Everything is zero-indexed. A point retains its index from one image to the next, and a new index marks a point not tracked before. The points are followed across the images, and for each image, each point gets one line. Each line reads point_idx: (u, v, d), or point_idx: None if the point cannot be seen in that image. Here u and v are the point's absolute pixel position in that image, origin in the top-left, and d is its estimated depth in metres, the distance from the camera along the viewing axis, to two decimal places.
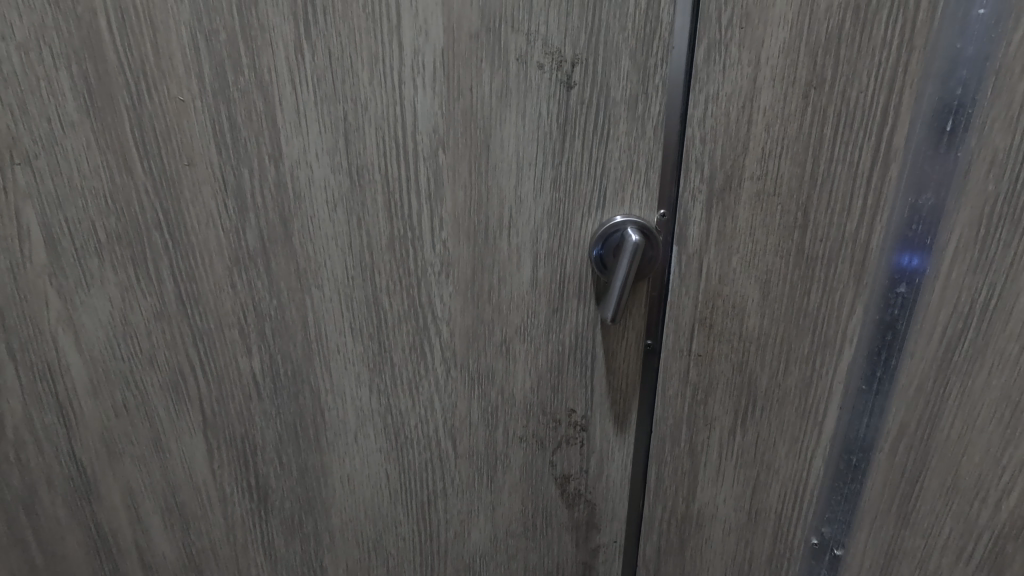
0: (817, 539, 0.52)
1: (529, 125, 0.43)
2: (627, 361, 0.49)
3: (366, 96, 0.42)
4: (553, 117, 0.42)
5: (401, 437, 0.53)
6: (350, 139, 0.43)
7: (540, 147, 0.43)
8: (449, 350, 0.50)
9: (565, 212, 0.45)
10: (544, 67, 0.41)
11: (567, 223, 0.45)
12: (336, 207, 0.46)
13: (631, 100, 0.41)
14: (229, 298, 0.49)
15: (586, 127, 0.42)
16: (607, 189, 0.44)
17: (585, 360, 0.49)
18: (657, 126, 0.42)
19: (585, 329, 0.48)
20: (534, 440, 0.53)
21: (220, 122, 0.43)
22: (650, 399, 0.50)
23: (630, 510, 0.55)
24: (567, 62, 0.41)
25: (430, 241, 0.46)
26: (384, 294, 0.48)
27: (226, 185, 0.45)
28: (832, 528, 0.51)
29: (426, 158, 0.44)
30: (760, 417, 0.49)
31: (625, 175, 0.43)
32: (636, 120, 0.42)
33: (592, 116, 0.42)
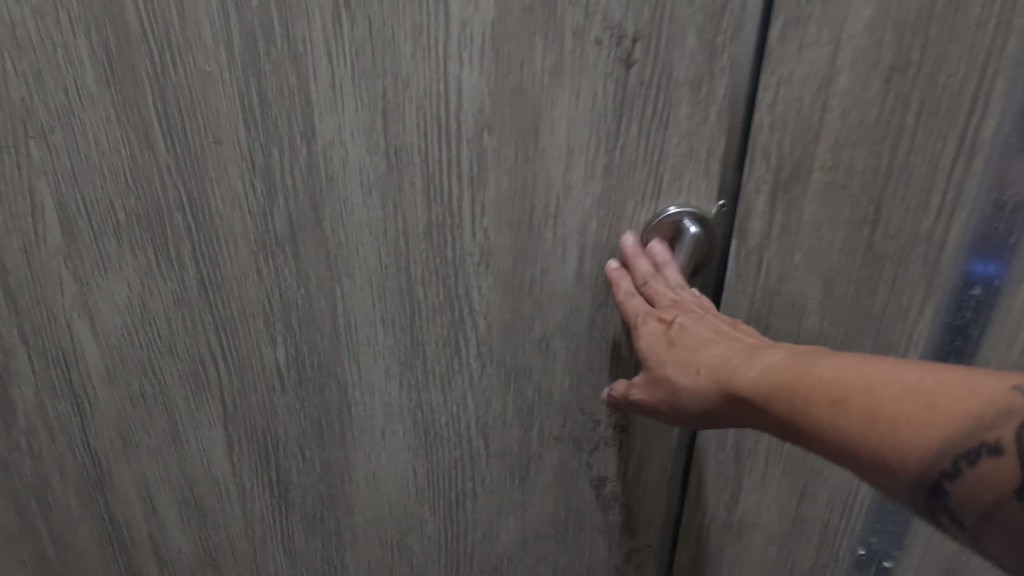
0: (864, 550, 0.51)
1: (583, 107, 0.39)
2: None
3: (408, 72, 0.39)
4: (609, 99, 0.39)
5: (430, 435, 0.51)
6: (388, 118, 0.40)
7: (593, 131, 0.40)
8: (485, 345, 0.47)
9: (616, 201, 0.42)
10: (602, 43, 0.38)
11: (618, 214, 0.42)
12: (370, 191, 0.43)
13: (695, 82, 0.38)
14: (253, 286, 0.46)
15: (644, 110, 0.39)
16: (663, 178, 0.41)
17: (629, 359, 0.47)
18: (722, 110, 0.39)
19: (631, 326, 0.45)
20: (570, 440, 0.50)
21: (249, 97, 0.40)
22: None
23: (666, 516, 0.53)
24: (627, 39, 0.38)
25: (470, 229, 0.43)
26: (419, 285, 0.45)
27: (254, 165, 0.42)
28: (881, 539, 0.50)
29: (469, 140, 0.41)
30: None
31: (683, 162, 0.40)
32: (698, 104, 0.39)
33: (651, 98, 0.39)
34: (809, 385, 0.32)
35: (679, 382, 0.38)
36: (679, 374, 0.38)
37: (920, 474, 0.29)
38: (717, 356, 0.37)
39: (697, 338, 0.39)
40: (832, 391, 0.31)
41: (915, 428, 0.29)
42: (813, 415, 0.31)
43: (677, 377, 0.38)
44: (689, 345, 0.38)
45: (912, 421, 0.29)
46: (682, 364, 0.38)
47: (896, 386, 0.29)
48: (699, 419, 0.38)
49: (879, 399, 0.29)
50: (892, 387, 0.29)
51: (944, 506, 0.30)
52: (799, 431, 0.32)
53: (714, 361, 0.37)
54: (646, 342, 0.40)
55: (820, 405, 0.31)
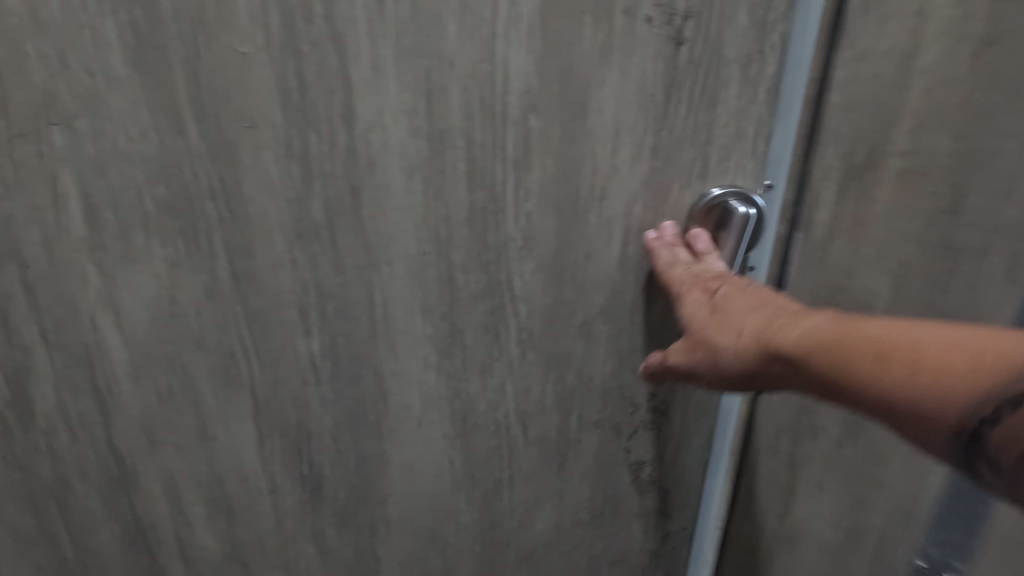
0: (923, 562, 0.51)
1: (632, 87, 0.39)
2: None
3: (453, 52, 0.38)
4: (660, 78, 0.39)
5: (468, 423, 0.51)
6: (432, 100, 0.39)
7: (642, 111, 0.39)
8: (526, 332, 0.47)
9: (662, 183, 0.41)
10: (653, 21, 0.37)
11: (664, 195, 0.42)
12: (412, 176, 0.42)
13: (746, 60, 0.38)
14: (288, 276, 0.45)
15: (693, 89, 0.39)
16: (710, 158, 0.41)
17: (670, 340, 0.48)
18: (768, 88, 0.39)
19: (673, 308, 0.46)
20: (610, 425, 0.50)
21: (286, 80, 0.39)
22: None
23: (701, 495, 0.54)
24: (678, 17, 0.37)
25: (513, 214, 0.43)
26: (460, 271, 0.45)
27: (291, 151, 0.41)
28: (940, 550, 0.50)
29: (515, 122, 0.40)
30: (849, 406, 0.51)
31: (731, 142, 0.40)
32: (747, 82, 0.39)
33: (701, 77, 0.38)
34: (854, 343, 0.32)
35: (720, 342, 0.39)
36: (719, 333, 0.39)
37: (960, 422, 0.29)
38: (762, 319, 0.37)
39: (739, 305, 0.39)
40: (877, 348, 0.31)
41: (960, 379, 0.29)
42: (857, 371, 0.32)
43: (719, 339, 0.39)
44: (733, 310, 0.39)
45: (955, 375, 0.29)
46: (725, 326, 0.39)
47: (943, 340, 0.30)
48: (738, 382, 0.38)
49: (926, 353, 0.30)
50: (938, 340, 0.30)
51: (984, 457, 0.29)
52: (840, 388, 0.33)
53: (758, 322, 0.37)
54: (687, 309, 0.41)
55: (862, 358, 0.32)
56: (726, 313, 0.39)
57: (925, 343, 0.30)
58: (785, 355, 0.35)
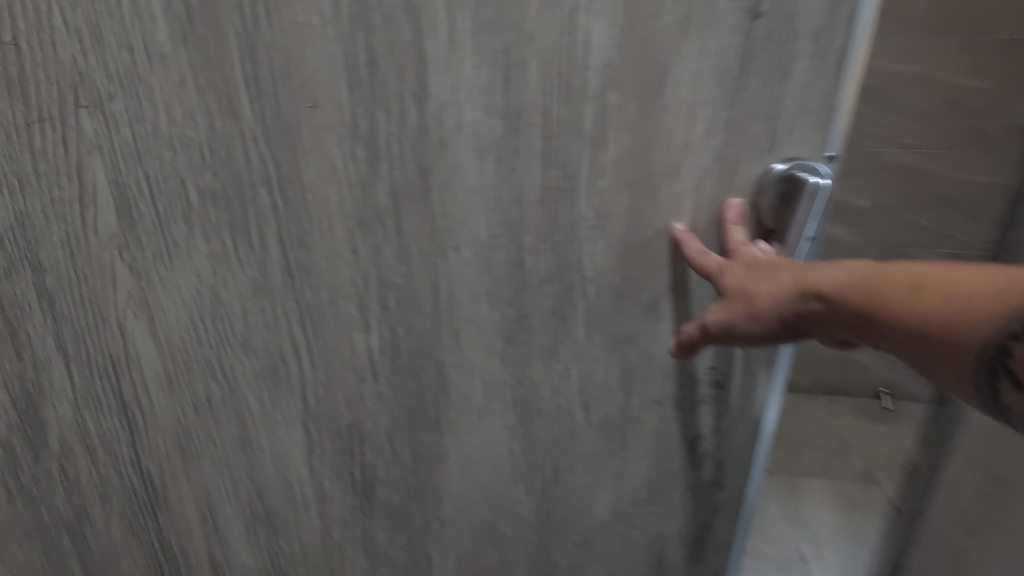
0: None
1: (709, 60, 0.39)
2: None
3: (534, 24, 0.37)
4: (737, 51, 0.39)
5: (530, 411, 0.50)
6: (510, 76, 0.38)
7: (717, 84, 0.40)
8: (593, 313, 0.46)
9: (733, 156, 0.42)
10: None
11: (733, 169, 0.42)
12: (485, 156, 0.40)
13: (818, 31, 0.39)
14: (348, 268, 0.42)
15: (767, 62, 0.39)
16: (777, 130, 0.42)
17: None
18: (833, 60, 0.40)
19: None
20: (669, 401, 0.51)
21: (355, 55, 0.36)
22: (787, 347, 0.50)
23: (755, 463, 0.54)
24: None
25: (587, 192, 0.42)
26: (529, 254, 0.44)
27: (356, 132, 0.38)
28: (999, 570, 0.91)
29: (593, 98, 0.39)
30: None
31: (796, 113, 0.41)
32: (817, 54, 0.40)
33: (775, 49, 0.39)
34: (894, 285, 0.38)
35: (760, 292, 0.41)
36: (761, 284, 0.42)
37: (987, 342, 0.35)
38: (802, 268, 0.41)
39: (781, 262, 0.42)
40: (915, 287, 0.37)
41: (988, 306, 0.35)
42: (898, 308, 0.37)
43: (761, 290, 0.41)
44: (774, 264, 0.42)
45: (986, 304, 0.35)
46: (766, 278, 0.42)
47: (970, 274, 0.36)
48: (778, 330, 0.42)
49: (958, 285, 0.36)
50: (967, 275, 0.36)
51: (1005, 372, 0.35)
52: (879, 322, 0.38)
53: (799, 272, 0.41)
54: (727, 267, 0.43)
55: (902, 291, 0.37)
56: (768, 269, 0.42)
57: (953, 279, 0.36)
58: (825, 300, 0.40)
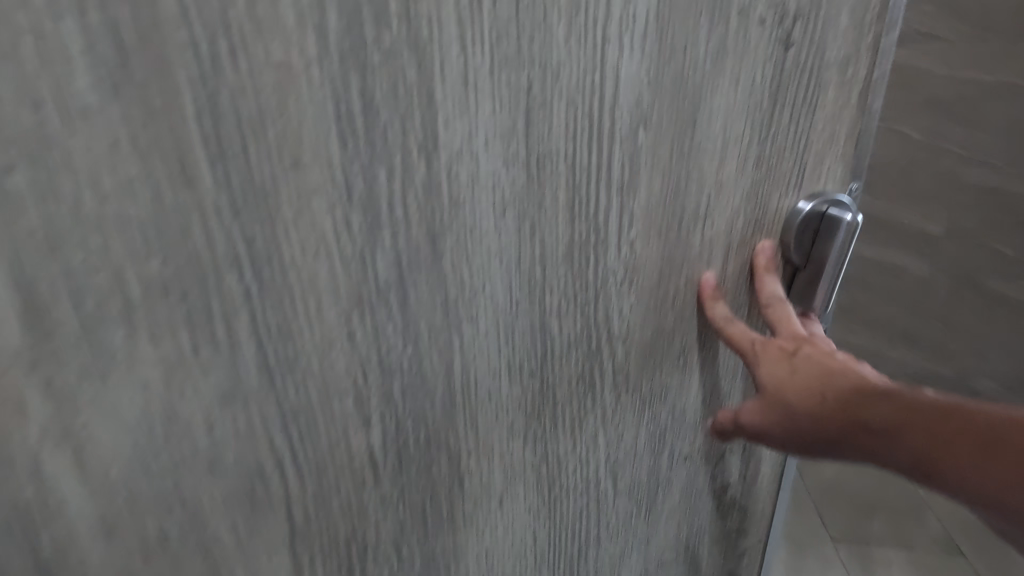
0: None
1: (741, 94, 0.36)
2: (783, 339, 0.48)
3: (559, 60, 0.31)
4: (770, 85, 0.36)
5: (555, 489, 0.44)
6: (532, 118, 0.32)
7: (749, 119, 0.37)
8: (622, 374, 0.42)
9: (763, 193, 0.40)
10: (766, 23, 0.35)
11: (763, 207, 0.40)
12: (504, 212, 0.34)
13: (840, 64, 0.38)
14: (343, 357, 0.34)
15: (797, 94, 0.37)
16: (801, 167, 0.40)
17: None
18: (846, 91, 0.39)
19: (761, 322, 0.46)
20: (698, 454, 0.48)
21: (347, 99, 0.29)
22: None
23: (780, 488, 0.54)
24: (788, 19, 0.35)
25: (616, 244, 0.37)
26: (553, 317, 0.38)
27: (351, 195, 0.31)
28: None
29: (623, 141, 0.35)
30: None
31: (817, 148, 0.40)
32: (835, 88, 0.39)
33: (804, 80, 0.37)
34: (948, 428, 0.35)
35: (801, 405, 0.40)
36: (800, 397, 0.40)
37: None
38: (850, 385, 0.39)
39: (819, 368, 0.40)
40: (972, 434, 0.34)
41: None
42: (962, 466, 0.34)
43: (800, 401, 0.40)
44: (817, 371, 0.40)
45: None
46: (807, 390, 0.40)
47: None
48: (817, 446, 0.40)
49: None
50: None
51: None
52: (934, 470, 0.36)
53: (847, 390, 0.39)
54: (765, 368, 0.41)
55: (966, 444, 0.34)
56: (805, 375, 0.40)
57: (1019, 437, 0.33)
58: (875, 434, 0.37)
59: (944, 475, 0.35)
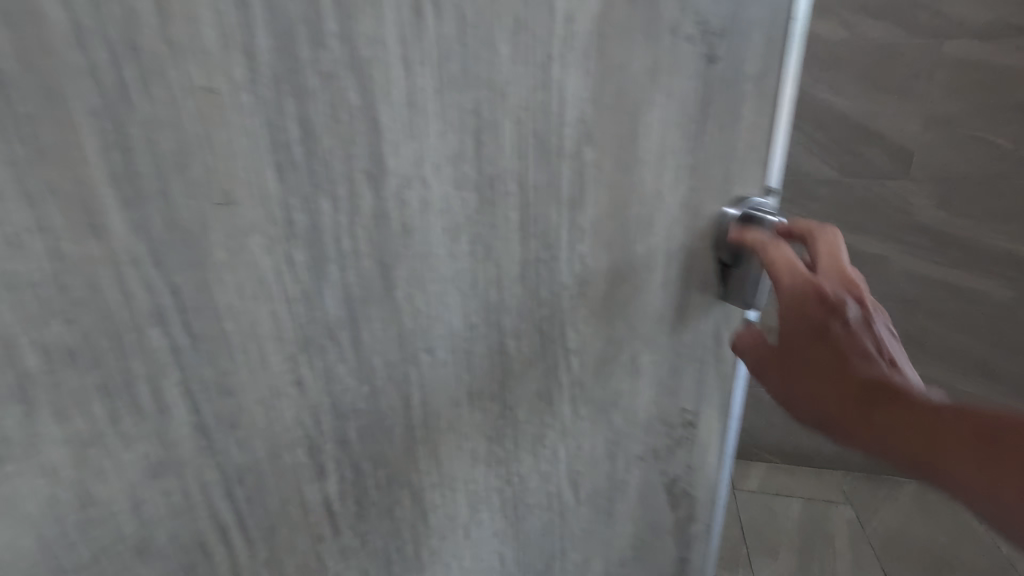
0: None
1: (673, 108, 0.38)
2: (714, 333, 0.51)
3: (505, 79, 0.31)
4: (696, 97, 0.39)
5: (520, 509, 0.43)
6: (481, 139, 0.32)
7: (682, 132, 0.39)
8: (579, 385, 0.42)
9: (696, 198, 0.43)
10: (692, 39, 0.37)
11: (696, 210, 0.43)
12: (458, 236, 0.33)
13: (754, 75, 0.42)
14: (291, 408, 0.30)
15: (721, 106, 0.41)
16: (724, 171, 0.44)
17: (700, 354, 0.50)
18: (758, 102, 0.43)
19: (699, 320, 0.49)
20: (650, 453, 0.49)
21: (283, 126, 0.26)
22: (729, 365, 0.53)
23: (722, 470, 0.57)
24: (710, 35, 0.38)
25: (567, 259, 0.38)
26: (512, 338, 0.37)
27: (293, 230, 0.27)
28: None
29: (570, 157, 0.35)
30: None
31: (735, 153, 0.44)
32: (750, 99, 0.42)
33: (726, 93, 0.40)
34: (955, 421, 0.36)
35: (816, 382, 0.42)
36: (815, 372, 0.43)
37: None
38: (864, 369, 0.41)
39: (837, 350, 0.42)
40: (977, 430, 0.36)
41: None
42: (964, 460, 0.36)
43: (813, 376, 0.43)
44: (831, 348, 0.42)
45: None
46: (822, 369, 0.42)
47: None
48: (823, 427, 0.42)
49: None
50: None
51: None
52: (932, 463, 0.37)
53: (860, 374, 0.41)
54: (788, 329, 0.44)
55: (968, 441, 0.36)
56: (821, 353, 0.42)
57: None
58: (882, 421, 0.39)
59: (946, 470, 0.36)
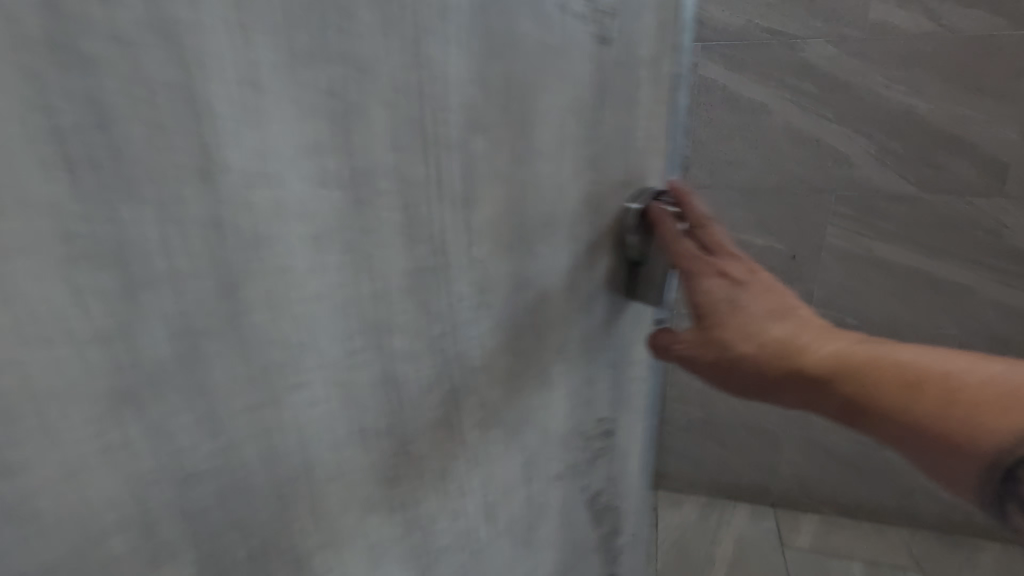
0: None
1: (568, 92, 0.35)
2: (624, 335, 0.49)
3: (370, 53, 0.26)
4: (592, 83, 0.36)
5: (431, 555, 0.37)
6: (345, 126, 0.26)
7: (580, 119, 0.36)
8: (486, 406, 0.37)
9: (598, 192, 0.40)
10: (581, 19, 0.34)
11: (599, 206, 0.40)
12: (323, 244, 0.27)
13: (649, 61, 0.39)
14: (107, 486, 0.22)
15: (618, 92, 0.38)
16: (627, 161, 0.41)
17: (613, 357, 0.48)
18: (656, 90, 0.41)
19: (609, 322, 0.46)
20: (568, 469, 0.46)
21: (53, 103, 0.18)
22: (639, 366, 0.52)
23: (641, 475, 0.56)
24: (601, 16, 0.35)
25: (462, 265, 0.33)
26: (403, 360, 0.32)
27: (86, 244, 0.20)
28: None
29: (457, 147, 0.31)
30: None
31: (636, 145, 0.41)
32: (646, 87, 0.40)
33: (621, 78, 0.38)
34: (878, 369, 0.40)
35: (742, 345, 0.43)
36: (738, 337, 0.43)
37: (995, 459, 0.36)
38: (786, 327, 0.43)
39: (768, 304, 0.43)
40: (899, 376, 0.39)
41: (994, 420, 0.36)
42: (889, 405, 0.39)
43: (736, 340, 0.43)
44: (751, 309, 0.43)
45: (989, 414, 0.36)
46: (746, 334, 0.43)
47: (972, 376, 0.37)
48: (751, 389, 0.44)
49: (954, 385, 0.37)
50: (968, 377, 0.37)
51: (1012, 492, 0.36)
52: (862, 408, 0.40)
53: (783, 334, 0.43)
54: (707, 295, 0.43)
55: (891, 388, 0.39)
56: (758, 311, 0.43)
57: (938, 372, 0.38)
58: (811, 375, 0.41)
59: (877, 415, 0.39)
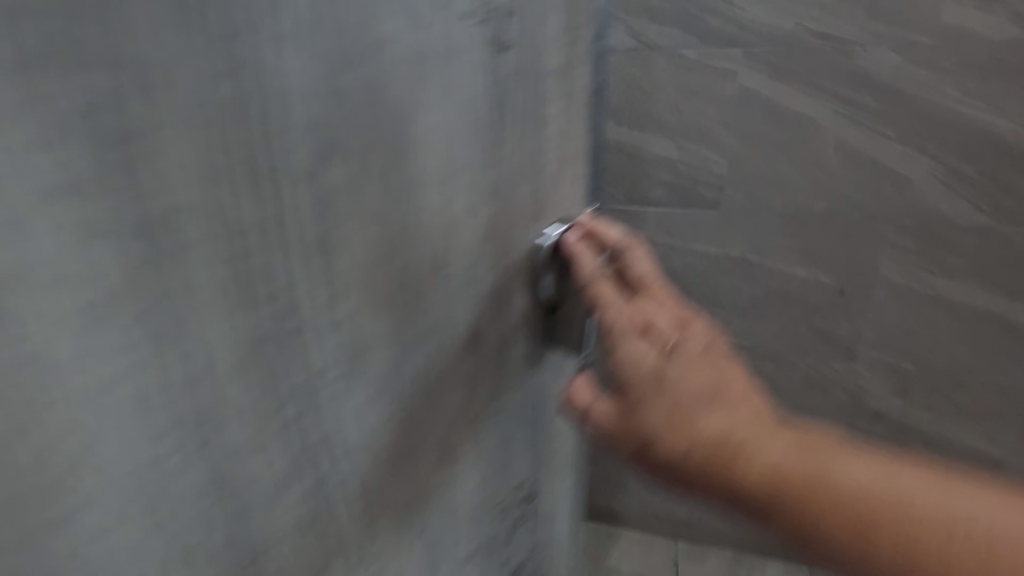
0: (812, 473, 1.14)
1: (459, 109, 0.28)
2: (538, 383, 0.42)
3: (161, 37, 0.17)
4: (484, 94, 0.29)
5: None
6: (125, 146, 0.16)
7: (476, 141, 0.29)
8: (373, 503, 0.29)
9: (500, 228, 0.33)
10: (470, 22, 0.28)
11: (502, 244, 0.34)
12: (97, 329, 0.17)
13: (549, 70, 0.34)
14: None
15: (517, 111, 0.32)
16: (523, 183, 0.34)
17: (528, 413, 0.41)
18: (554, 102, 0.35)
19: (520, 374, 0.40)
20: (480, 547, 0.39)
21: None
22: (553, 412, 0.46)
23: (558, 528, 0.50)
24: (492, 22, 0.29)
25: (324, 335, 0.24)
26: (250, 472, 0.22)
27: None
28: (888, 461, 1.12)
29: (307, 177, 0.22)
30: (907, 304, 0.94)
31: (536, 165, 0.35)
32: (543, 100, 0.34)
33: (520, 94, 0.32)
34: (826, 495, 0.28)
35: (656, 427, 0.32)
36: (657, 414, 0.32)
37: None
38: (716, 411, 0.31)
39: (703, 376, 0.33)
40: (850, 509, 0.28)
41: None
42: (835, 545, 0.28)
43: (654, 419, 0.32)
44: (677, 381, 0.32)
45: None
46: (670, 414, 0.32)
47: (947, 526, 0.26)
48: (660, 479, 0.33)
49: (922, 535, 0.26)
50: (943, 528, 0.26)
51: None
52: (799, 537, 0.29)
53: (714, 422, 0.31)
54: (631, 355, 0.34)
55: (840, 526, 0.28)
56: (690, 385, 0.32)
57: (904, 514, 0.27)
58: (738, 486, 0.30)
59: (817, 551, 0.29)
